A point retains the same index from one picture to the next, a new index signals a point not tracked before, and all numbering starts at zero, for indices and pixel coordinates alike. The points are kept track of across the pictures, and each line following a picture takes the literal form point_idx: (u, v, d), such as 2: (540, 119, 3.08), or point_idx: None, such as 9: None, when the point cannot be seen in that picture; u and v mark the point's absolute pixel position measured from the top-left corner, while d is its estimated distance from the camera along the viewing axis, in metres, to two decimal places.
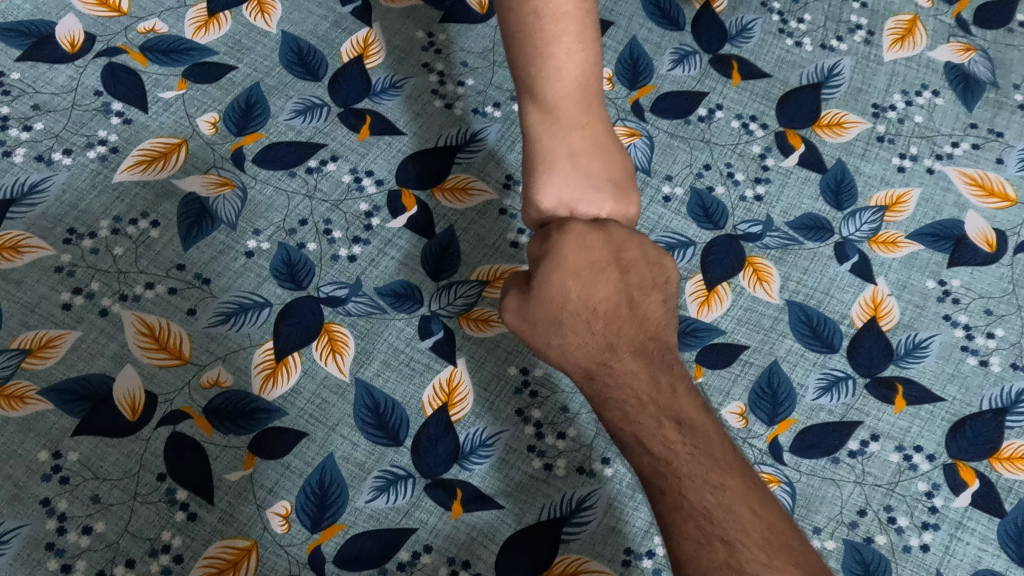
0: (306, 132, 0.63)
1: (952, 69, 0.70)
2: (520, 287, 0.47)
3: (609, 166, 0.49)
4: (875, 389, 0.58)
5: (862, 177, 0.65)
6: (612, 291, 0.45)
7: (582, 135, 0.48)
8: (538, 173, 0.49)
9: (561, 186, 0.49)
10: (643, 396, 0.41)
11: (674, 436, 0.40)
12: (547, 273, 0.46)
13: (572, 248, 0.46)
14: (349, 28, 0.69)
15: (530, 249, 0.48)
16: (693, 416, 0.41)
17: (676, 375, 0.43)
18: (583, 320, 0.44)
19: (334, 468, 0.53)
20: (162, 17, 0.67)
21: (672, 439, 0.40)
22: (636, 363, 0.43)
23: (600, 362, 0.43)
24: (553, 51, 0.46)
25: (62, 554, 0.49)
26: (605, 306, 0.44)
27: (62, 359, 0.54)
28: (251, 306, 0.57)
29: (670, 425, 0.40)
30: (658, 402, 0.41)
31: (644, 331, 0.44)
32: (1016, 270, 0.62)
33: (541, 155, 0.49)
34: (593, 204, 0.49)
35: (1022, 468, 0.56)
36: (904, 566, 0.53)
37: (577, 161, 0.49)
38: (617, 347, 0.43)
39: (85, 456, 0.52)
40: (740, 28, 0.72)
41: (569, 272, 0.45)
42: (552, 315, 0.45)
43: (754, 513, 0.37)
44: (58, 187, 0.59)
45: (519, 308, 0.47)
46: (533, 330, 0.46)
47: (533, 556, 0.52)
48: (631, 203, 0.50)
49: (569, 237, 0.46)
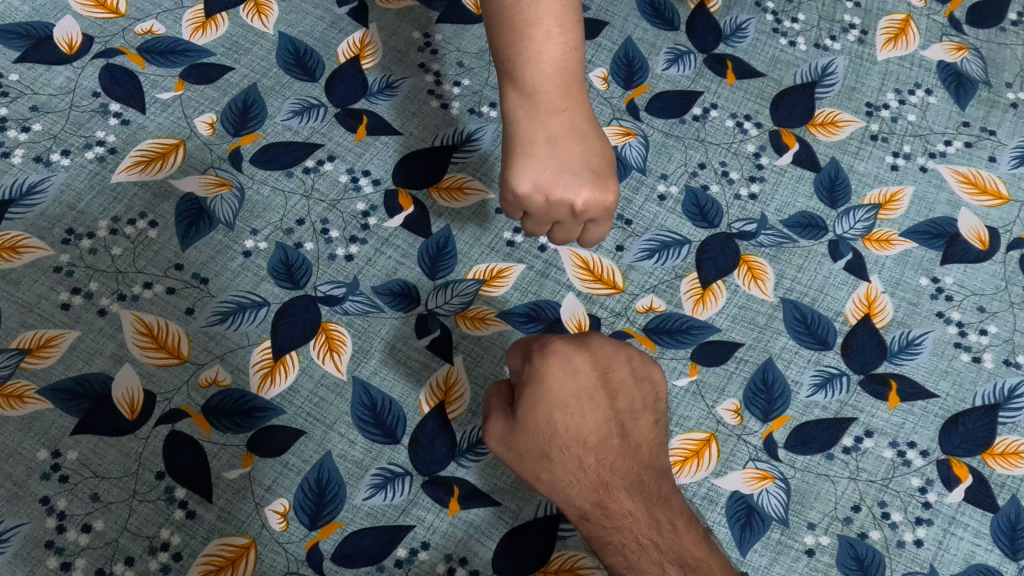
0: (303, 133, 0.64)
1: (945, 67, 0.71)
2: (503, 411, 0.46)
3: (587, 152, 0.49)
4: (869, 385, 0.58)
5: (856, 175, 0.66)
6: (601, 422, 0.45)
7: (561, 120, 0.49)
8: (515, 157, 0.49)
9: (537, 170, 0.48)
10: (643, 538, 0.44)
11: None
12: (532, 403, 0.45)
13: (556, 374, 0.45)
14: (346, 29, 0.69)
15: (510, 363, 0.46)
16: (694, 554, 0.44)
17: (674, 509, 0.45)
18: (574, 455, 0.45)
19: (332, 466, 0.54)
20: (160, 19, 0.67)
21: None
22: (634, 503, 0.44)
23: (596, 503, 0.45)
24: (533, 34, 0.47)
25: (62, 552, 0.49)
26: (595, 438, 0.45)
27: (61, 359, 0.54)
28: (249, 305, 0.57)
29: (673, 568, 0.44)
30: (660, 547, 0.44)
31: (638, 461, 0.45)
32: (1008, 267, 0.63)
33: (519, 139, 0.49)
34: (569, 189, 0.48)
35: (1014, 463, 0.57)
36: (897, 561, 0.53)
37: (555, 146, 0.49)
38: (612, 486, 0.44)
39: (84, 455, 0.52)
40: (734, 28, 0.72)
41: (556, 404, 0.45)
42: (539, 449, 0.45)
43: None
44: (57, 187, 0.59)
45: (503, 435, 0.46)
46: (519, 459, 0.46)
47: (529, 552, 0.52)
48: (609, 191, 0.49)
49: (554, 363, 0.45)
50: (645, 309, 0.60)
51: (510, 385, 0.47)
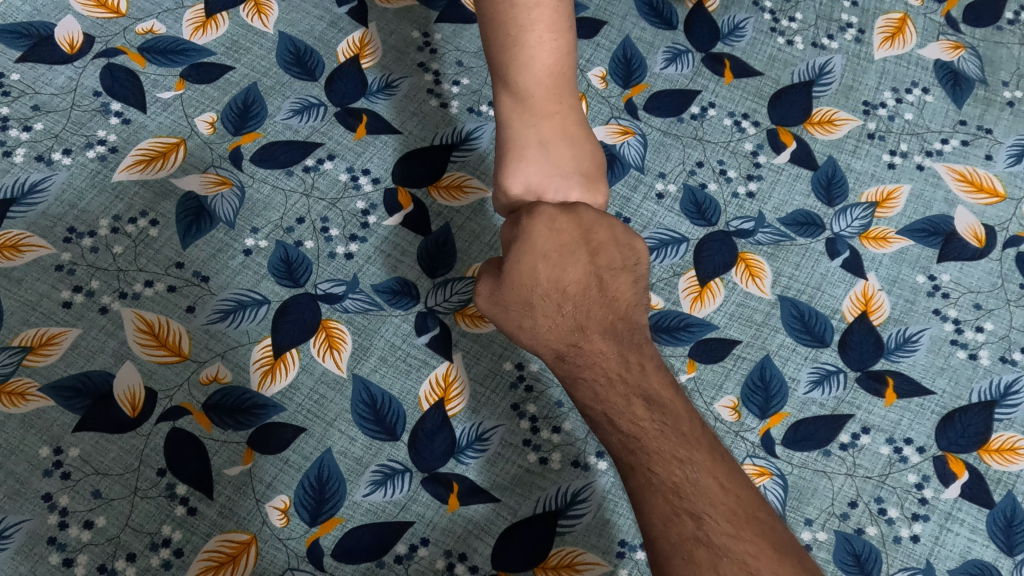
0: (303, 132, 0.64)
1: (942, 66, 0.71)
2: (491, 271, 0.47)
3: (578, 156, 0.50)
4: (866, 382, 0.59)
5: (853, 173, 0.66)
6: (582, 273, 0.45)
7: (554, 124, 0.49)
8: (508, 159, 0.50)
9: (529, 172, 0.50)
10: (612, 375, 0.42)
11: (643, 413, 0.41)
12: (517, 255, 0.46)
13: (541, 230, 0.46)
14: (346, 28, 0.69)
15: (502, 231, 0.48)
16: (661, 394, 0.41)
17: (646, 354, 0.43)
18: (553, 302, 0.45)
19: (332, 463, 0.54)
20: (161, 18, 0.68)
21: (641, 416, 0.41)
22: (606, 343, 0.43)
23: (571, 344, 0.44)
24: (526, 39, 0.47)
25: (64, 548, 0.50)
26: (575, 287, 0.45)
27: (62, 357, 0.55)
28: (249, 303, 0.58)
29: (639, 402, 0.41)
30: (628, 381, 0.42)
31: (614, 311, 0.44)
32: (1005, 265, 0.63)
33: (512, 142, 0.50)
34: (560, 192, 0.50)
35: (1010, 459, 0.57)
36: (894, 557, 0.53)
37: (548, 149, 0.50)
38: (587, 328, 0.44)
39: (85, 452, 0.52)
40: (732, 27, 0.72)
41: (539, 255, 0.45)
42: (522, 298, 0.45)
43: (722, 487, 0.38)
44: (58, 186, 0.60)
45: (491, 292, 0.46)
46: (505, 313, 0.46)
47: (528, 548, 0.52)
48: (599, 193, 0.51)
49: (539, 220, 0.46)
50: None
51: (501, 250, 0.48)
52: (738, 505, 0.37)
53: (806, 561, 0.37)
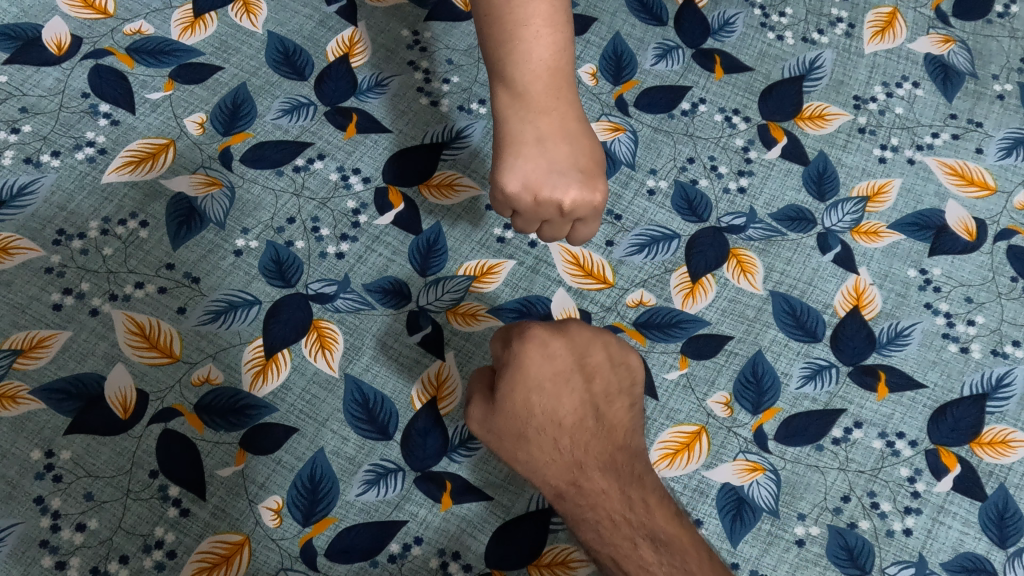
0: (293, 131, 0.64)
1: (932, 60, 0.71)
2: (483, 395, 0.50)
3: (576, 153, 0.49)
4: (858, 376, 0.59)
5: (844, 168, 0.66)
6: (577, 404, 0.49)
7: (551, 120, 0.49)
8: (505, 156, 0.49)
9: (526, 169, 0.49)
10: (615, 516, 0.47)
11: (651, 556, 0.46)
12: (510, 386, 0.48)
13: (534, 359, 0.48)
14: (335, 27, 0.69)
15: (494, 349, 0.50)
16: (666, 531, 0.47)
17: (646, 487, 0.48)
18: (549, 436, 0.48)
19: (324, 463, 0.54)
20: (149, 19, 0.67)
21: (649, 559, 0.46)
22: (606, 481, 0.48)
23: (570, 482, 0.48)
24: (523, 34, 0.48)
25: (57, 551, 0.50)
26: (570, 421, 0.49)
27: (53, 360, 0.55)
28: (240, 304, 0.58)
29: (645, 544, 0.47)
30: (632, 523, 0.47)
31: (613, 441, 0.49)
32: (995, 258, 0.63)
33: (509, 139, 0.49)
34: (557, 188, 0.49)
35: (1002, 451, 0.57)
36: (887, 550, 0.54)
37: (545, 146, 0.49)
38: (585, 465, 0.48)
39: (78, 455, 0.52)
40: (722, 23, 0.72)
41: (532, 386, 0.48)
42: (517, 431, 0.48)
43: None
44: (47, 189, 0.59)
45: (484, 418, 0.49)
46: (498, 441, 0.49)
47: (522, 546, 0.52)
48: (598, 191, 0.49)
49: (531, 347, 0.48)
50: (634, 304, 0.60)
51: (492, 369, 0.50)
52: None
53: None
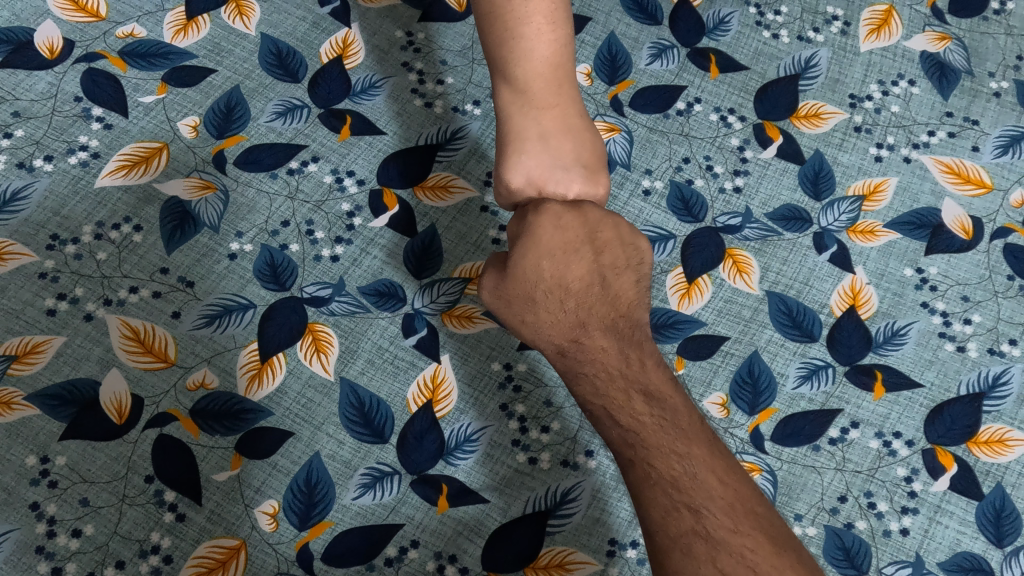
0: (287, 134, 0.64)
1: (928, 57, 0.71)
2: (496, 266, 0.48)
3: (579, 148, 0.50)
4: (854, 376, 0.59)
5: (840, 167, 0.66)
6: (586, 271, 0.45)
7: (554, 116, 0.49)
8: (509, 152, 0.50)
9: (531, 165, 0.49)
10: (612, 370, 0.43)
11: (642, 408, 0.41)
12: (522, 252, 0.47)
13: (546, 228, 0.47)
14: (328, 29, 0.69)
15: (509, 228, 0.49)
16: (661, 388, 0.42)
17: (646, 352, 0.44)
18: (555, 298, 0.45)
19: (320, 467, 0.54)
20: (141, 21, 0.67)
21: (641, 411, 0.41)
22: (607, 339, 0.44)
23: (572, 339, 0.44)
24: (524, 32, 0.48)
25: (53, 557, 0.50)
26: (578, 285, 0.45)
27: (48, 365, 0.54)
28: (235, 307, 0.57)
29: (639, 398, 0.41)
30: (627, 376, 0.42)
31: (616, 308, 0.45)
32: (992, 256, 0.63)
33: (512, 134, 0.50)
34: (562, 183, 0.49)
35: (999, 451, 0.57)
36: (884, 550, 0.54)
37: (548, 142, 0.49)
38: (588, 324, 0.44)
39: (73, 460, 0.52)
40: (717, 22, 0.72)
41: (543, 252, 0.46)
42: (524, 293, 0.46)
43: (721, 482, 0.38)
44: (40, 193, 0.59)
45: (495, 286, 0.48)
46: (507, 308, 0.47)
47: (519, 548, 0.52)
48: (601, 185, 0.50)
49: (544, 217, 0.47)
50: None
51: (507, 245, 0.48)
52: (737, 500, 0.38)
53: (805, 558, 0.37)
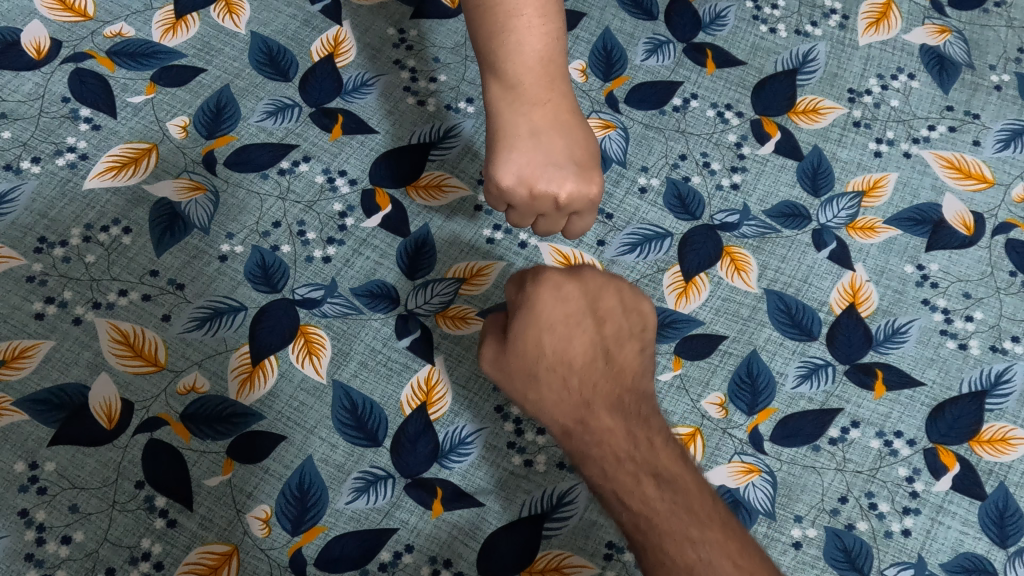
0: (277, 133, 0.63)
1: (928, 51, 0.70)
2: (496, 335, 0.48)
3: (571, 145, 0.48)
4: (854, 375, 0.58)
5: (839, 163, 0.65)
6: (588, 345, 0.46)
7: (545, 111, 0.48)
8: (499, 149, 0.48)
9: (521, 162, 0.48)
10: (620, 453, 0.43)
11: (652, 491, 0.41)
12: (522, 325, 0.47)
13: (547, 300, 0.46)
14: (319, 26, 0.68)
15: (508, 292, 0.48)
16: (669, 468, 0.42)
17: (653, 428, 0.44)
18: (558, 375, 0.46)
19: (313, 471, 0.53)
20: (129, 21, 0.66)
21: (651, 494, 0.41)
22: (612, 418, 0.44)
23: (577, 420, 0.45)
24: (514, 25, 0.47)
25: (42, 564, 0.49)
26: (581, 360, 0.46)
27: (36, 370, 0.54)
28: (226, 310, 0.57)
29: (648, 480, 0.42)
30: (636, 458, 0.43)
31: (620, 383, 0.46)
32: (994, 252, 0.62)
33: (502, 131, 0.48)
34: (553, 181, 0.48)
35: (1002, 450, 0.56)
36: (885, 552, 0.53)
37: (539, 138, 0.48)
38: (593, 403, 0.45)
39: (62, 466, 0.51)
40: (714, 16, 0.71)
41: (544, 326, 0.46)
42: (527, 370, 0.46)
43: (738, 567, 0.39)
44: (27, 196, 0.58)
45: (496, 357, 0.48)
46: (510, 382, 0.47)
47: (515, 552, 0.52)
48: (593, 183, 0.49)
49: (545, 288, 0.47)
50: None
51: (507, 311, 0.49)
52: None
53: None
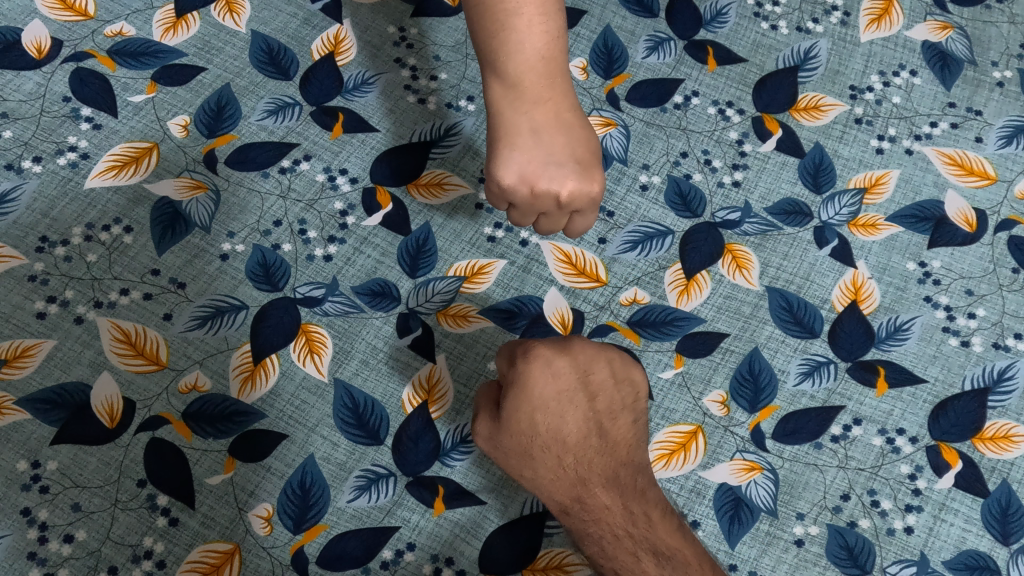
0: (278, 132, 0.63)
1: (930, 47, 0.70)
2: (489, 413, 0.49)
3: (572, 143, 0.49)
4: (857, 372, 0.58)
5: (840, 160, 0.65)
6: (581, 421, 0.48)
7: (546, 110, 0.48)
8: (500, 147, 0.48)
9: (522, 161, 0.48)
10: (618, 530, 0.48)
11: (652, 568, 0.47)
12: (514, 404, 0.48)
13: (538, 378, 0.48)
14: (320, 25, 0.68)
15: (498, 364, 0.49)
16: (668, 543, 0.47)
17: (649, 501, 0.48)
18: (553, 453, 0.48)
19: (315, 469, 0.53)
20: (130, 19, 0.66)
21: (650, 571, 0.47)
22: (609, 496, 0.48)
23: (574, 498, 0.48)
24: (515, 23, 0.47)
25: (45, 563, 0.49)
26: (574, 438, 0.48)
27: (38, 369, 0.54)
28: (227, 308, 0.57)
29: (647, 557, 0.47)
30: (635, 537, 0.47)
31: (616, 458, 0.48)
32: (996, 249, 0.62)
33: (503, 130, 0.48)
34: (555, 179, 0.48)
35: (1005, 447, 0.56)
36: (888, 550, 0.53)
37: (540, 137, 0.48)
38: (590, 481, 0.48)
39: (64, 465, 0.51)
40: (715, 13, 0.71)
41: (537, 405, 0.48)
42: (522, 449, 0.48)
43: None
44: (29, 195, 0.58)
45: (490, 435, 0.48)
46: (504, 459, 0.49)
47: (517, 550, 0.52)
48: (595, 182, 0.48)
49: (535, 365, 0.48)
50: (628, 302, 0.59)
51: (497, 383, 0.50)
52: None
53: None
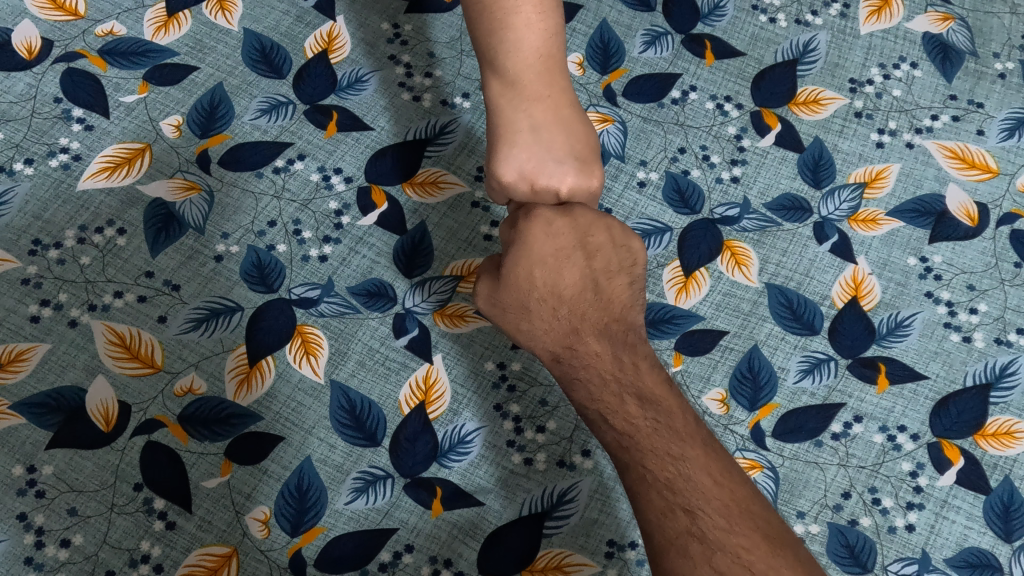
0: (272, 132, 0.62)
1: (931, 39, 0.69)
2: (491, 272, 0.46)
3: (571, 140, 0.48)
4: (857, 369, 0.57)
5: (840, 154, 0.64)
6: (578, 277, 0.44)
7: (544, 107, 0.47)
8: (500, 145, 0.48)
9: (522, 159, 0.47)
10: (606, 374, 0.42)
11: (636, 411, 0.40)
12: (513, 260, 0.44)
13: (538, 235, 0.44)
14: (313, 22, 0.67)
15: (502, 233, 0.47)
16: (654, 390, 0.41)
17: (640, 354, 0.43)
18: (548, 306, 0.44)
19: (312, 471, 0.53)
20: (121, 19, 0.66)
21: (634, 414, 0.40)
22: (601, 344, 0.43)
23: (567, 346, 0.43)
24: (512, 22, 0.46)
25: (41, 568, 0.49)
26: (571, 292, 0.43)
27: (33, 373, 0.53)
28: (222, 310, 0.56)
29: (632, 400, 0.41)
30: (621, 380, 0.41)
31: (610, 313, 0.43)
32: (998, 244, 0.61)
33: (501, 128, 0.48)
34: (555, 176, 0.47)
35: (1008, 443, 0.55)
36: (889, 547, 0.52)
37: (539, 134, 0.47)
38: (581, 330, 0.43)
39: (60, 470, 0.51)
40: (712, 7, 0.70)
41: (535, 259, 0.44)
42: (518, 302, 0.44)
43: (716, 483, 0.38)
44: (20, 198, 0.58)
45: (490, 293, 0.46)
46: (502, 315, 0.46)
47: (516, 550, 0.51)
48: (594, 176, 0.48)
49: (536, 224, 0.45)
50: None
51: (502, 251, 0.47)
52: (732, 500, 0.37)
53: (804, 557, 0.37)
